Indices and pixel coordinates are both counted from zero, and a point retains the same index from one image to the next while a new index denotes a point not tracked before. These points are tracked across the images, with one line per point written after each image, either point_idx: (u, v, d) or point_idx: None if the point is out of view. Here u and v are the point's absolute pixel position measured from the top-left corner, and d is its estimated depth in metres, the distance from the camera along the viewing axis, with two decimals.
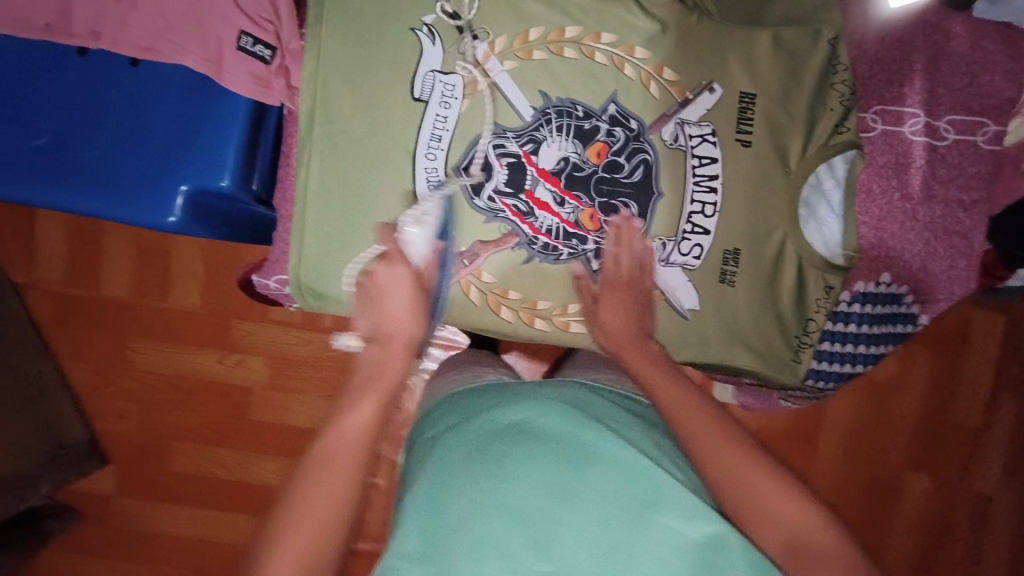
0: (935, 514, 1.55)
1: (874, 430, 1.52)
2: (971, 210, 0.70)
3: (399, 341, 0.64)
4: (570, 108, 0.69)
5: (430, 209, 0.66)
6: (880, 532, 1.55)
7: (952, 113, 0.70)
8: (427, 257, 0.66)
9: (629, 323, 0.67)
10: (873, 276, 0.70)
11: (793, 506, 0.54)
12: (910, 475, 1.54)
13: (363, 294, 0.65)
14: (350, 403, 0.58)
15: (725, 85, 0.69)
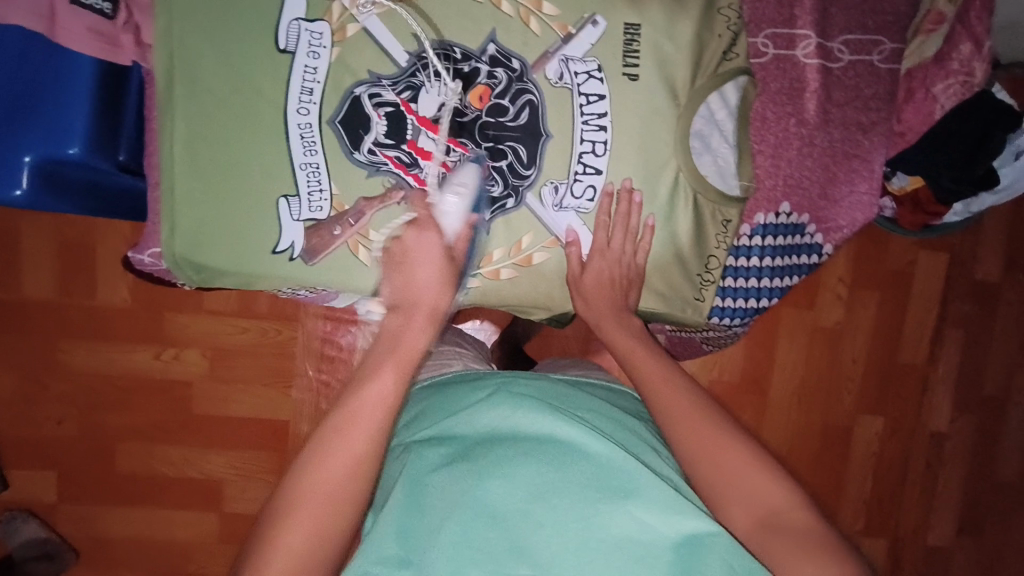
0: (887, 452, 1.61)
1: (827, 377, 1.55)
2: (872, 133, 0.68)
3: (420, 307, 0.62)
4: (447, 51, 0.65)
5: (465, 180, 0.64)
6: (838, 475, 1.60)
7: (846, 33, 0.68)
8: (398, 205, 0.66)
9: (612, 298, 0.70)
10: (772, 207, 0.68)
11: (775, 489, 0.60)
12: (862, 417, 1.59)
13: (389, 257, 0.64)
14: (370, 373, 0.59)
15: (608, 16, 0.65)
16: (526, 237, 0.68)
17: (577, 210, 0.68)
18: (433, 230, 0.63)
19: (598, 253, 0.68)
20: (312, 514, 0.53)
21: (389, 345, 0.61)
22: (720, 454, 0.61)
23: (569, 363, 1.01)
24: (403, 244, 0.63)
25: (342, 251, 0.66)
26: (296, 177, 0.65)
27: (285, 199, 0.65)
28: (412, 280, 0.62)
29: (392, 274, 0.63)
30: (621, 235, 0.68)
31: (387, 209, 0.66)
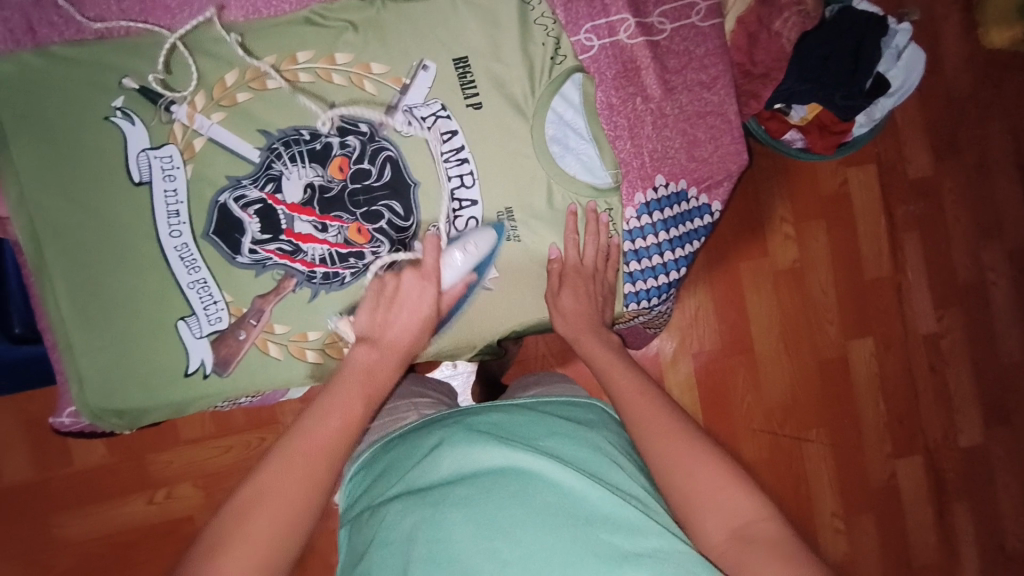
0: (890, 369, 1.60)
1: (805, 315, 1.54)
2: (718, 86, 0.71)
3: (393, 349, 0.67)
4: (296, 135, 0.67)
5: (475, 243, 0.68)
6: (850, 407, 1.57)
7: (660, 5, 0.70)
8: (455, 286, 0.69)
9: (588, 312, 0.71)
10: (648, 183, 0.69)
11: (743, 497, 0.58)
12: (852, 342, 1.57)
13: (375, 292, 0.68)
14: (335, 401, 0.61)
15: (436, 58, 0.68)
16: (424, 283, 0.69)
17: (466, 242, 0.68)
18: (433, 287, 0.67)
19: (574, 270, 0.70)
20: (284, 501, 0.52)
21: (361, 376, 0.64)
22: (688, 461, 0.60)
23: (531, 380, 0.97)
24: (397, 291, 0.67)
25: (253, 351, 0.67)
26: (189, 297, 0.65)
27: (183, 321, 0.65)
28: (393, 326, 0.67)
29: (369, 311, 0.68)
30: (593, 252, 0.70)
31: (446, 285, 0.69)
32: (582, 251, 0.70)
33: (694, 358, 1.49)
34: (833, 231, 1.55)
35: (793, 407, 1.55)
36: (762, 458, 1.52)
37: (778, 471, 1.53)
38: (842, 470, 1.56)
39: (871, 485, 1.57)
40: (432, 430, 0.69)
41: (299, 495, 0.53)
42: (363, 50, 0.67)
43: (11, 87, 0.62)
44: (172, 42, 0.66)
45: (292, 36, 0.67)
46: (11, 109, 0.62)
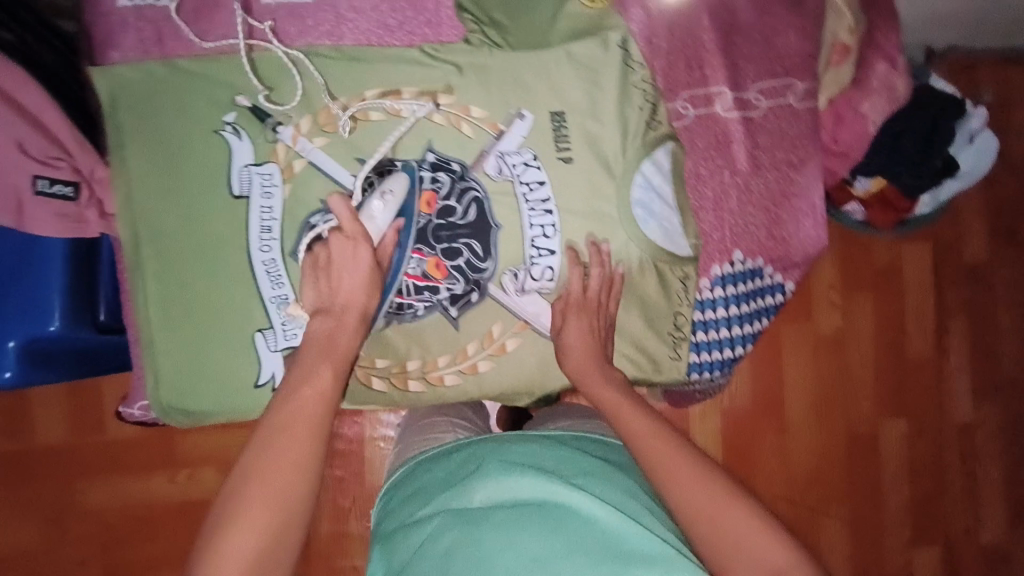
0: (922, 452, 1.57)
1: (841, 385, 1.52)
2: (806, 169, 0.72)
3: (349, 322, 0.64)
4: (389, 166, 0.69)
5: (395, 186, 0.66)
6: (875, 482, 1.54)
7: (758, 82, 0.71)
8: (385, 234, 0.65)
9: (592, 345, 0.68)
10: (726, 257, 0.70)
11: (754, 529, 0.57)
12: (886, 420, 1.55)
13: (311, 262, 0.65)
14: (306, 375, 0.62)
15: (533, 109, 0.69)
16: (495, 326, 0.70)
17: (539, 291, 0.70)
18: (360, 241, 0.63)
19: (575, 304, 0.68)
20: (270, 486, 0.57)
21: (322, 350, 0.63)
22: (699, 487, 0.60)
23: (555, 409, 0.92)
24: (329, 253, 0.63)
25: None
26: (269, 312, 0.68)
27: (260, 333, 0.68)
28: (341, 288, 0.63)
29: (316, 283, 0.65)
30: (599, 284, 0.68)
31: (376, 235, 0.65)
32: (588, 278, 0.69)
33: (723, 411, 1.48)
34: (881, 305, 1.53)
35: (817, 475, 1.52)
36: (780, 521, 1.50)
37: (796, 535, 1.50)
38: (859, 545, 1.53)
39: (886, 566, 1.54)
40: (467, 457, 0.71)
41: (290, 479, 0.58)
42: (465, 94, 0.69)
43: (135, 95, 0.66)
44: (273, 47, 0.67)
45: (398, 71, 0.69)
46: (133, 115, 0.66)
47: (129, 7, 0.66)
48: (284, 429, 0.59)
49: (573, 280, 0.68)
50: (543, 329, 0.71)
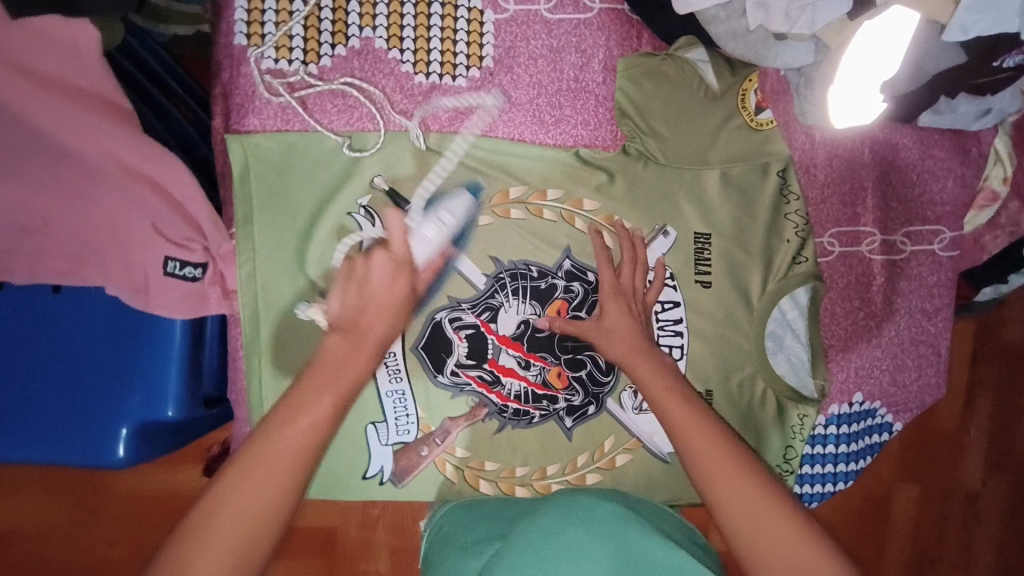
0: (929, 521, 1.46)
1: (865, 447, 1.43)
2: (938, 318, 0.71)
3: (367, 340, 0.55)
4: (524, 269, 0.66)
5: (449, 212, 0.60)
6: (880, 549, 1.44)
7: (906, 225, 0.69)
8: (431, 262, 0.59)
9: (634, 331, 0.61)
10: (845, 398, 0.70)
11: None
12: (897, 488, 1.43)
13: (344, 272, 0.57)
14: (306, 402, 0.51)
15: (679, 227, 0.66)
16: (607, 440, 0.69)
17: None
18: (401, 262, 0.56)
19: (613, 289, 0.62)
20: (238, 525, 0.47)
21: (331, 372, 0.53)
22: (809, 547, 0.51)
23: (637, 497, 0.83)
24: (369, 268, 0.56)
25: (430, 469, 0.67)
26: (384, 405, 0.66)
27: (373, 426, 0.66)
28: (372, 303, 0.55)
29: (341, 293, 0.56)
30: (631, 270, 0.63)
31: (422, 261, 0.58)
32: (619, 268, 0.63)
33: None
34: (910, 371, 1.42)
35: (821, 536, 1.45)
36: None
37: None
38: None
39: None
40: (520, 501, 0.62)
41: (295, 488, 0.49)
42: (612, 201, 0.66)
43: (268, 166, 0.61)
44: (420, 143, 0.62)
45: (548, 169, 0.65)
46: (262, 187, 0.61)
47: (273, 69, 0.61)
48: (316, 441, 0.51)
49: (603, 266, 0.62)
50: (655, 448, 0.70)
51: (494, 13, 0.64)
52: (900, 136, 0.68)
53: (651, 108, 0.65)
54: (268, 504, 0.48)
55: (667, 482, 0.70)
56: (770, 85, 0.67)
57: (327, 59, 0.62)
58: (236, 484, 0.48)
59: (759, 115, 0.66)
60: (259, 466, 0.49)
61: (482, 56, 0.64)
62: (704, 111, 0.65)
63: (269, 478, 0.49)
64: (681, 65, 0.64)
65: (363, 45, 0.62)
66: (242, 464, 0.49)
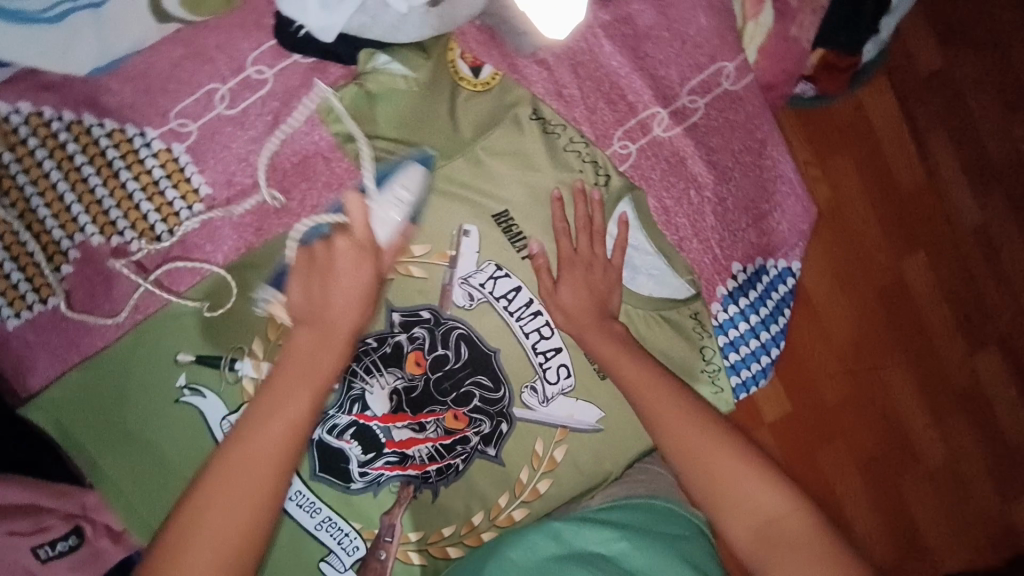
0: (953, 276, 1.36)
1: (852, 249, 1.30)
2: (769, 149, 0.67)
3: (337, 327, 0.57)
4: (363, 346, 0.64)
5: (405, 187, 0.60)
6: (919, 324, 1.34)
7: (686, 84, 0.65)
8: (393, 240, 0.59)
9: (592, 303, 0.63)
10: (726, 273, 0.66)
11: (785, 506, 0.57)
12: (904, 259, 1.33)
13: (308, 262, 0.58)
14: (282, 394, 0.54)
15: (475, 219, 0.63)
16: (537, 444, 0.67)
17: (562, 392, 0.67)
18: (370, 253, 0.58)
19: (569, 262, 0.63)
20: (228, 526, 0.49)
21: (304, 373, 0.55)
22: (733, 485, 0.58)
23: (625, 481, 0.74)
24: (332, 257, 0.57)
25: (398, 565, 0.66)
26: (322, 539, 0.65)
27: (324, 561, 0.65)
28: (337, 294, 0.57)
29: (303, 282, 0.58)
30: (588, 242, 0.63)
31: (383, 238, 0.59)
32: (576, 240, 0.63)
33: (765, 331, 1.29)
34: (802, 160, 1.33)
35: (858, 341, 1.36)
36: (844, 402, 1.30)
37: (861, 408, 1.31)
38: (927, 384, 1.34)
39: (956, 386, 1.35)
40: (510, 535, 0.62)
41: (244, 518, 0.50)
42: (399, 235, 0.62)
43: (79, 407, 0.60)
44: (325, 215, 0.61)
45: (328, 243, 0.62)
46: (85, 424, 0.60)
47: (25, 324, 0.60)
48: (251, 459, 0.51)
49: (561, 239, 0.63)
50: (583, 425, 0.67)
51: (181, 144, 0.60)
52: (625, 8, 0.64)
53: (379, 130, 0.61)
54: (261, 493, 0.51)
55: (613, 446, 0.68)
56: (474, 41, 0.61)
57: (62, 285, 0.60)
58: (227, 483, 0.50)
59: (479, 76, 0.62)
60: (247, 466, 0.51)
61: (195, 190, 0.60)
62: (427, 106, 0.61)
63: (259, 478, 0.51)
64: (376, 79, 0.60)
65: (83, 250, 0.59)
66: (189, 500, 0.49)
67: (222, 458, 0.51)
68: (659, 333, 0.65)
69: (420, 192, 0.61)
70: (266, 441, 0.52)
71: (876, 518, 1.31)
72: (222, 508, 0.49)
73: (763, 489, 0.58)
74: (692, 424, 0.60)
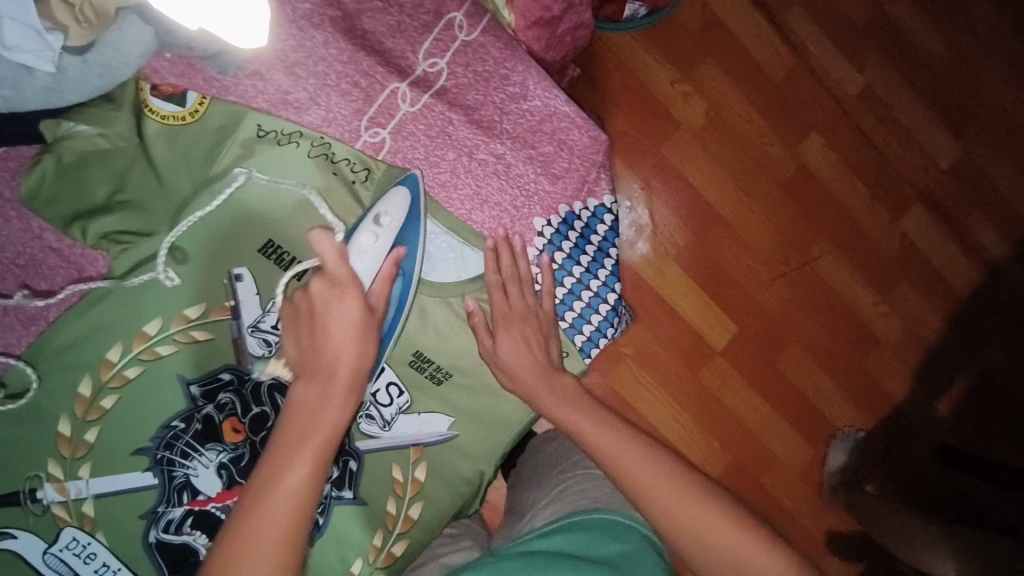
0: (859, 148, 1.18)
1: (741, 150, 1.13)
2: (533, 89, 0.61)
3: (333, 374, 0.50)
4: (172, 431, 0.59)
5: (390, 211, 0.55)
6: (836, 205, 1.17)
7: (420, 49, 0.60)
8: (378, 278, 0.54)
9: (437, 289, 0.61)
10: (531, 231, 0.63)
11: (697, 499, 0.53)
12: (801, 145, 1.16)
13: (293, 316, 0.53)
14: (281, 462, 0.47)
15: (242, 261, 0.58)
16: (394, 471, 0.61)
17: (400, 410, 0.62)
18: (354, 285, 0.51)
19: None
20: None
21: (303, 430, 0.48)
22: (653, 487, 0.53)
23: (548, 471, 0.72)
24: (316, 304, 0.51)
25: None
26: None
27: None
28: (326, 341, 0.51)
29: (297, 335, 0.52)
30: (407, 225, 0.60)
31: (369, 284, 0.53)
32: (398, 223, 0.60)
33: (675, 257, 1.12)
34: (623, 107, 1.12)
35: (790, 237, 1.16)
36: (784, 309, 1.16)
37: (803, 311, 1.16)
38: (865, 270, 1.19)
39: (889, 258, 1.19)
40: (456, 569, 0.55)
41: None
42: (165, 306, 0.58)
43: None
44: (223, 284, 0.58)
45: (101, 337, 0.57)
46: None
47: None
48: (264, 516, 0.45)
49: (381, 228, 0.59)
50: (433, 437, 0.62)
51: None
52: None
53: (101, 200, 0.56)
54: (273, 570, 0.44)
55: (473, 447, 0.64)
56: (170, 75, 0.56)
57: None
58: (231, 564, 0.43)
59: (186, 106, 0.56)
60: (257, 542, 0.44)
61: None
62: (142, 159, 0.56)
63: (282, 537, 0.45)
64: (72, 145, 0.55)
65: None
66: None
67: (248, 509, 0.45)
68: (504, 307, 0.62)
69: (410, 216, 0.56)
70: (271, 520, 0.44)
71: (855, 414, 1.18)
72: None
73: (678, 490, 0.54)
74: (602, 426, 0.58)
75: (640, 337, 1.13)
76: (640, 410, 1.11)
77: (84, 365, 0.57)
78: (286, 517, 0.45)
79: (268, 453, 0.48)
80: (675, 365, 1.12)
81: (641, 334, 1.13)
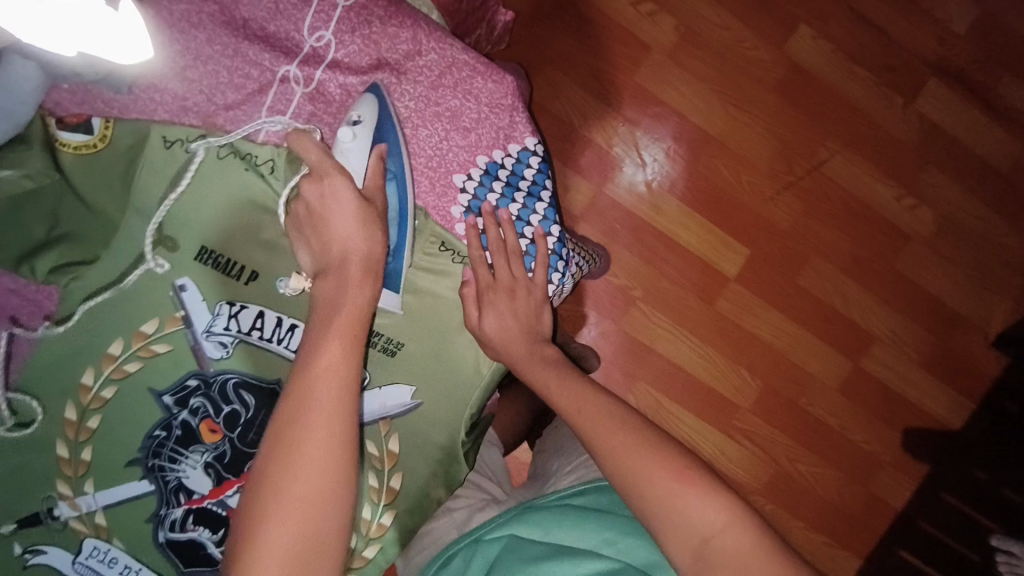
0: (857, 29, 1.03)
1: (719, 59, 1.02)
2: (425, 42, 0.61)
3: (350, 261, 0.52)
4: (156, 439, 0.62)
5: (361, 110, 0.56)
6: (841, 99, 1.03)
7: (302, 27, 0.60)
8: (370, 166, 0.55)
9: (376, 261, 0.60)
10: (453, 188, 0.63)
11: (621, 423, 0.57)
12: (788, 42, 1.02)
13: (296, 226, 0.56)
14: (321, 328, 0.50)
15: (183, 272, 0.61)
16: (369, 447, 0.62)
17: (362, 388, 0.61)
18: (343, 179, 0.53)
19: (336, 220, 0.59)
20: (317, 436, 0.46)
21: (334, 306, 0.51)
22: (629, 457, 0.54)
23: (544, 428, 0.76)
24: (309, 208, 0.54)
25: None
26: None
27: None
28: (336, 235, 0.53)
29: (307, 242, 0.56)
30: None
31: (361, 172, 0.55)
32: None
33: (672, 190, 1.02)
34: (585, 39, 1.00)
35: (793, 143, 1.03)
36: (799, 222, 1.04)
37: (821, 218, 1.04)
38: (885, 167, 1.05)
39: (910, 144, 1.04)
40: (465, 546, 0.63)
41: (327, 424, 0.47)
42: (123, 325, 0.61)
43: None
44: (169, 285, 0.61)
45: (72, 362, 0.61)
46: None
47: None
48: (308, 386, 0.48)
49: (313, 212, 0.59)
50: (399, 409, 0.63)
51: None
52: None
53: (40, 239, 0.59)
54: (335, 399, 0.47)
55: (440, 412, 0.64)
56: (72, 105, 0.58)
57: None
58: (294, 424, 0.46)
59: (93, 133, 0.58)
60: (311, 396, 0.47)
61: None
62: (68, 192, 0.59)
63: (331, 386, 0.48)
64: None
65: None
66: (277, 435, 0.47)
67: (300, 374, 0.48)
68: (444, 273, 0.63)
69: (382, 114, 0.57)
70: (318, 394, 0.47)
71: (901, 320, 1.06)
72: (305, 444, 0.46)
73: (602, 417, 0.58)
74: (586, 399, 0.60)
75: (646, 276, 1.03)
76: (660, 352, 1.03)
77: (64, 391, 0.61)
78: (331, 380, 0.48)
79: (308, 327, 0.51)
80: (687, 299, 1.03)
81: (648, 273, 1.03)
